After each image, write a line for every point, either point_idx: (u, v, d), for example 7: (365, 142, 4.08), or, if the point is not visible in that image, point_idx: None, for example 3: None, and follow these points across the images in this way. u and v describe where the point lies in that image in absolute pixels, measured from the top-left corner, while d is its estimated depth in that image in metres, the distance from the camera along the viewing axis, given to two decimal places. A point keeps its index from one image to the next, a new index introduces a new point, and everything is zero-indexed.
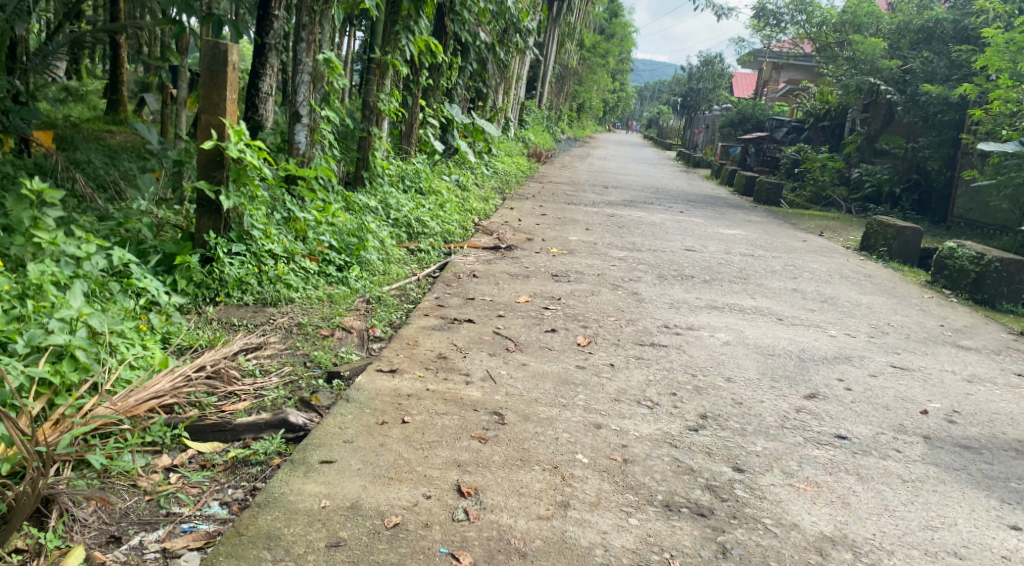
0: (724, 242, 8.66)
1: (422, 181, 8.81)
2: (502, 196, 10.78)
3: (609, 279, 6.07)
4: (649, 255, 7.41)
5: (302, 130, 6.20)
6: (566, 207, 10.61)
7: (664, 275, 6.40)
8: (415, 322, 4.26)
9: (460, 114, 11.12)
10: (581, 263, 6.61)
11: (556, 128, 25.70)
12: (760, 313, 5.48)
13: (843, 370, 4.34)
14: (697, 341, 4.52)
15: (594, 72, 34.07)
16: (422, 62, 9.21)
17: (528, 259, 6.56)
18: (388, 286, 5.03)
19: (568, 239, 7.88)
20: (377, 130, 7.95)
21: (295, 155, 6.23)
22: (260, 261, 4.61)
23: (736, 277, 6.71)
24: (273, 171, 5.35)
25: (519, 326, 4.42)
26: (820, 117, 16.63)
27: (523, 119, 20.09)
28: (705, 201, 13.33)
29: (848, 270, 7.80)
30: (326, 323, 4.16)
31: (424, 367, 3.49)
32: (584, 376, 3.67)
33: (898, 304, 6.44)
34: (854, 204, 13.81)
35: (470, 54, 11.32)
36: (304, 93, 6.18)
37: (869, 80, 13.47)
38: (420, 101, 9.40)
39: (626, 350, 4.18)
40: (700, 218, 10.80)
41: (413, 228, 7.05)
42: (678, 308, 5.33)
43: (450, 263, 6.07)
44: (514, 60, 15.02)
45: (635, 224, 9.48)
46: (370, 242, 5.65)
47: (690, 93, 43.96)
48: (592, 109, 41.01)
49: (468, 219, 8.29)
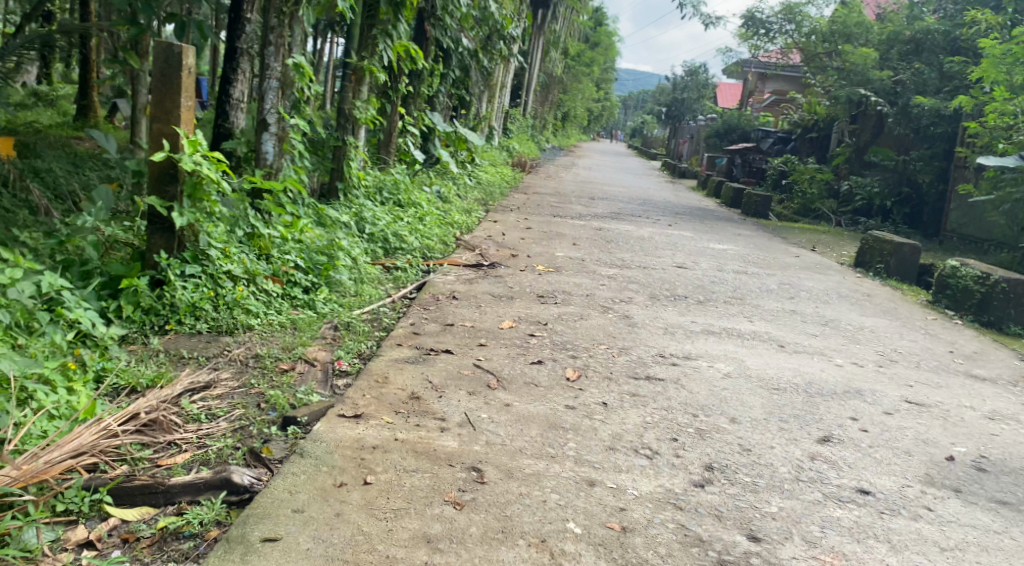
0: (716, 258, 8.31)
1: (401, 192, 8.42)
2: (485, 208, 10.38)
3: (598, 300, 5.69)
4: (639, 272, 7.05)
5: (269, 140, 5.82)
6: (551, 220, 10.23)
7: (655, 296, 6.03)
8: (386, 354, 3.88)
9: (442, 122, 10.76)
10: (568, 282, 6.22)
11: (540, 137, 25.33)
12: (759, 338, 5.11)
13: (855, 407, 3.98)
14: (696, 373, 4.14)
15: (578, 81, 33.79)
16: (402, 69, 8.82)
17: (512, 278, 6.17)
18: (359, 310, 4.67)
19: (554, 255, 7.49)
20: (353, 139, 7.56)
21: (262, 166, 5.85)
22: (217, 283, 4.23)
23: (731, 297, 6.35)
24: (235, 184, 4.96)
25: (502, 358, 4.03)
26: (807, 128, 16.36)
27: (507, 128, 19.72)
28: (694, 214, 13.00)
29: (846, 289, 7.44)
30: (288, 355, 3.79)
31: (394, 409, 3.11)
32: (574, 417, 3.29)
33: (902, 327, 6.09)
34: (843, 217, 13.51)
35: (452, 61, 10.92)
36: (272, 99, 5.80)
37: (858, 91, 13.19)
38: (399, 109, 9.00)
39: (619, 386, 3.79)
40: (689, 232, 10.44)
41: (389, 242, 6.73)
42: (672, 334, 4.96)
43: (429, 283, 5.68)
44: (499, 67, 14.66)
45: (623, 239, 9.12)
46: (341, 260, 5.28)
47: (674, 103, 43.75)
48: (577, 118, 40.71)
49: (449, 232, 7.90)
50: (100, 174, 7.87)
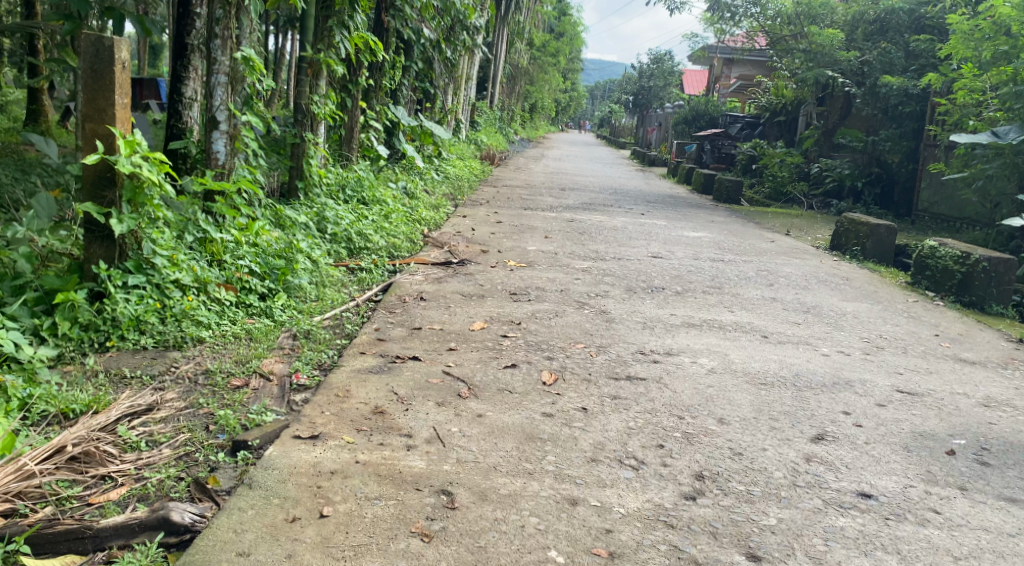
0: (691, 247, 8.09)
1: (365, 190, 8.14)
2: (454, 203, 10.10)
3: (573, 295, 5.44)
4: (614, 264, 6.82)
5: (219, 138, 5.55)
6: (521, 213, 9.97)
7: (632, 289, 5.80)
8: (348, 364, 3.62)
9: (406, 116, 10.47)
10: (540, 278, 5.97)
11: (508, 130, 25.04)
12: (740, 329, 4.88)
13: (846, 399, 3.76)
14: (679, 370, 3.91)
15: (545, 72, 33.54)
16: (360, 62, 8.51)
17: (483, 275, 5.91)
18: (321, 315, 4.43)
19: (525, 250, 7.24)
20: (313, 135, 7.30)
21: (213, 166, 5.56)
22: (164, 294, 3.97)
23: (709, 286, 6.14)
24: (183, 186, 4.69)
25: (473, 364, 3.77)
26: (775, 112, 16.24)
27: (475, 121, 19.44)
28: (666, 202, 12.81)
29: (825, 273, 7.25)
30: (242, 370, 3.54)
31: (355, 425, 2.86)
32: (552, 426, 3.04)
33: (885, 312, 5.85)
34: (815, 200, 13.36)
35: (413, 52, 10.62)
36: (220, 95, 5.51)
37: (825, 73, 13.01)
38: (360, 103, 8.70)
39: (599, 389, 3.54)
40: (663, 221, 10.24)
41: (354, 242, 6.49)
42: (651, 329, 4.72)
43: (395, 284, 5.42)
44: (462, 58, 14.37)
45: (595, 230, 8.88)
46: (300, 263, 5.03)
47: (641, 92, 43.56)
48: (545, 109, 40.46)
49: (416, 229, 7.63)
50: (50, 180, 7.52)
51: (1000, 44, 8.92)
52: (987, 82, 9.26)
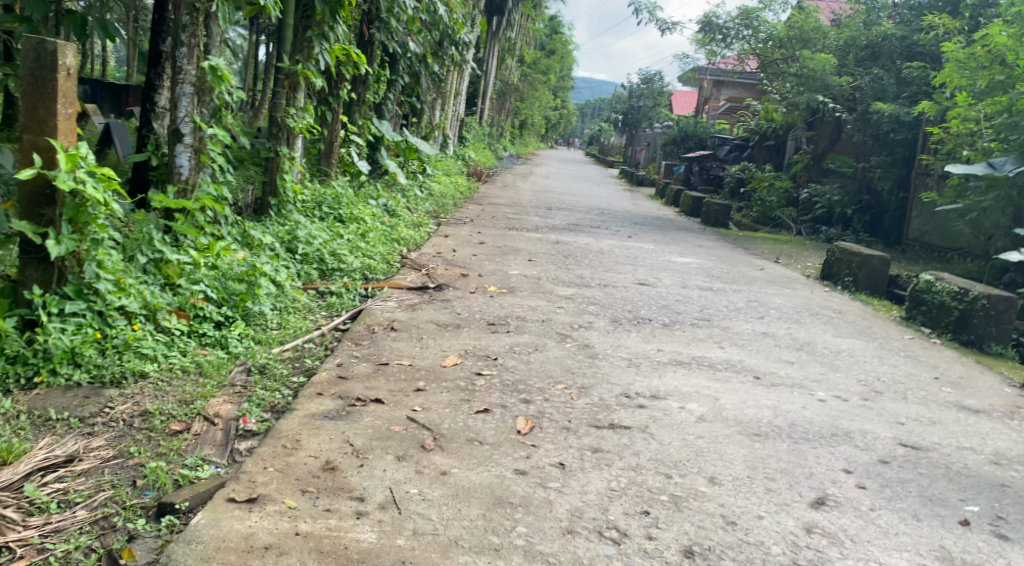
0: (679, 273, 7.81)
1: (342, 207, 7.80)
2: (436, 222, 9.79)
3: (554, 327, 5.13)
4: (599, 291, 6.53)
5: (183, 152, 5.24)
6: (506, 233, 9.68)
7: (616, 320, 5.50)
8: (302, 408, 3.34)
9: (390, 130, 10.18)
10: (520, 306, 5.66)
11: (496, 145, 24.73)
12: (729, 368, 4.51)
13: (846, 455, 3.44)
14: (665, 418, 3.57)
15: (535, 88, 33.31)
16: (341, 74, 8.24)
17: (461, 302, 5.59)
18: (281, 348, 4.18)
19: (507, 274, 6.93)
20: (287, 149, 7.02)
21: (176, 181, 5.25)
22: (106, 322, 3.67)
23: (698, 317, 5.85)
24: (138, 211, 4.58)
25: (443, 409, 3.42)
26: (765, 136, 16.07)
27: (463, 137, 19.16)
28: (655, 224, 12.56)
29: (818, 303, 6.96)
30: (184, 412, 3.30)
31: (302, 484, 2.61)
32: (525, 487, 2.75)
33: (881, 349, 5.49)
34: (804, 225, 13.09)
35: (399, 66, 10.35)
36: (186, 107, 5.25)
37: (817, 98, 12.81)
38: (341, 117, 8.39)
39: (579, 441, 3.21)
40: (651, 244, 9.96)
41: (326, 263, 6.22)
42: (632, 367, 4.37)
43: (365, 311, 5.11)
44: (451, 73, 14.11)
45: (581, 254, 8.59)
46: (263, 287, 4.74)
47: (630, 111, 43.37)
48: (534, 126, 40.21)
49: (393, 250, 7.32)
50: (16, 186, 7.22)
51: (995, 73, 8.70)
52: (981, 112, 8.92)
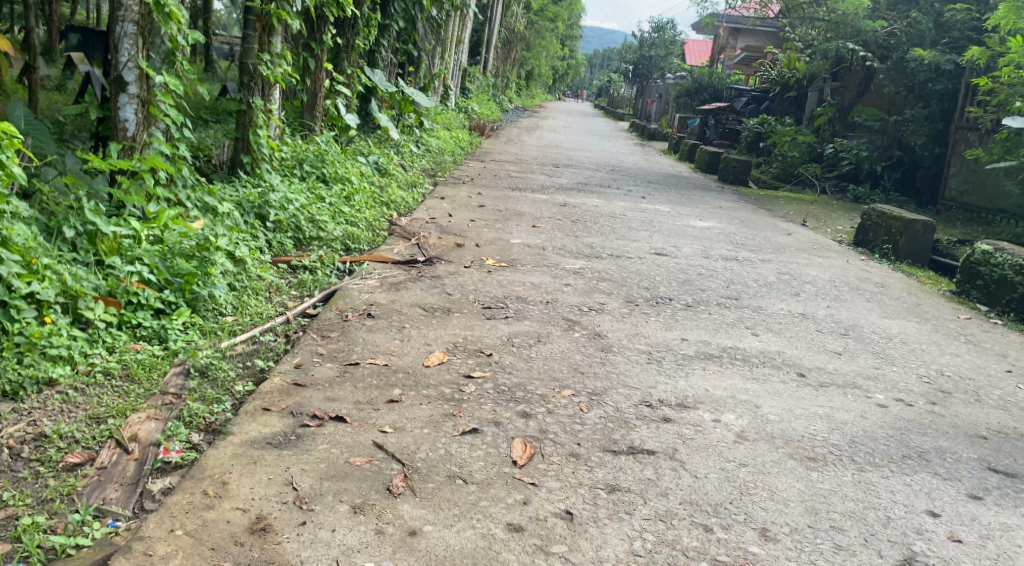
0: (699, 240, 7.09)
1: (327, 165, 7.09)
2: (433, 181, 9.05)
3: (560, 311, 4.43)
4: (610, 263, 5.82)
5: (128, 103, 4.75)
6: (508, 194, 8.93)
7: (632, 301, 4.79)
8: (241, 430, 2.68)
9: (383, 81, 9.43)
10: (521, 283, 4.95)
11: (501, 98, 23.79)
12: (766, 363, 3.78)
13: (927, 486, 2.69)
14: (698, 438, 2.86)
15: (542, 38, 32.15)
16: (323, 16, 7.52)
17: (453, 279, 4.88)
18: (231, 342, 3.51)
19: (508, 243, 6.22)
20: (260, 101, 6.40)
21: (120, 138, 4.76)
22: (8, 314, 3.13)
23: (725, 295, 5.14)
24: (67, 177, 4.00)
25: (419, 431, 2.74)
26: (786, 87, 15.27)
27: (466, 89, 18.34)
28: (669, 183, 11.78)
29: (857, 273, 6.21)
30: (92, 436, 2.68)
31: (219, 557, 2.04)
32: (519, 555, 2.13)
33: (936, 332, 4.71)
34: (828, 183, 12.27)
35: (391, 10, 9.55)
36: (128, 49, 4.70)
37: (847, 45, 11.93)
38: (325, 65, 7.67)
39: (591, 474, 2.53)
40: (666, 206, 9.21)
41: (303, 232, 5.56)
42: (651, 364, 3.65)
43: (341, 291, 4.43)
44: (453, 19, 13.28)
45: (590, 219, 7.85)
46: (216, 266, 4.11)
47: (640, 62, 42.01)
48: (540, 76, 38.93)
49: (381, 214, 6.61)
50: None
51: None
52: None
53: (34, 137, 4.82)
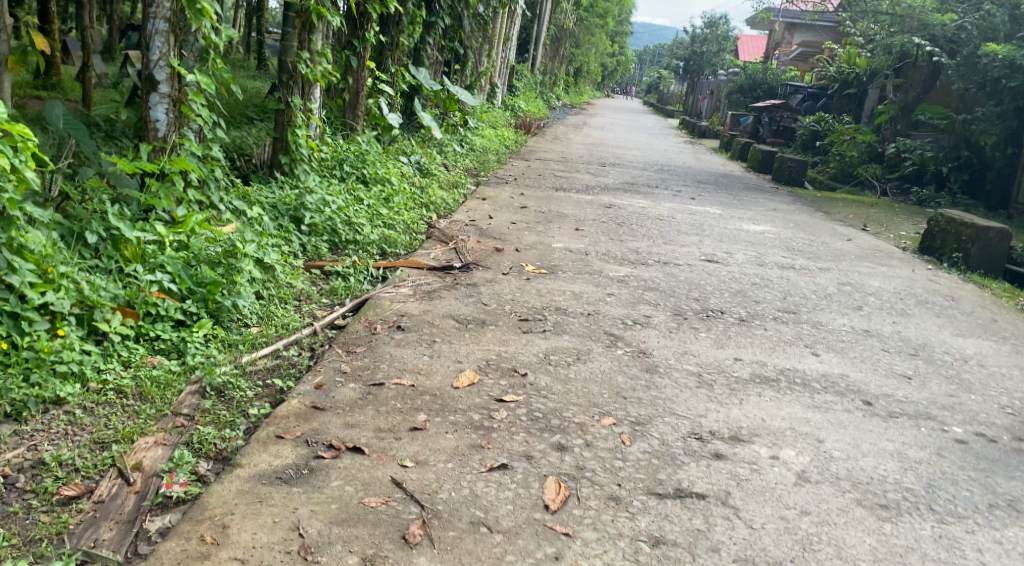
0: (753, 246, 6.74)
1: (367, 165, 6.91)
2: (475, 181, 8.82)
3: (602, 324, 4.15)
4: (658, 271, 5.52)
5: (159, 103, 4.57)
6: (551, 195, 8.65)
7: (680, 314, 4.49)
8: (251, 461, 2.47)
9: (428, 79, 9.24)
10: (561, 293, 4.68)
11: (549, 95, 23.50)
12: (827, 388, 3.46)
13: (1018, 544, 2.37)
14: (753, 479, 2.58)
15: (592, 34, 31.69)
16: (366, 13, 7.34)
17: (490, 288, 4.64)
18: (252, 356, 3.31)
19: (549, 248, 5.95)
20: (299, 100, 6.24)
21: (151, 139, 4.59)
22: (18, 327, 2.92)
23: (781, 308, 4.81)
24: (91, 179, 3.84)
25: (442, 465, 2.50)
26: (845, 83, 14.75)
27: (513, 86, 18.11)
28: (720, 183, 11.39)
29: (924, 284, 5.82)
30: (93, 463, 2.48)
31: None
32: None
33: (1015, 352, 4.34)
34: (889, 184, 11.75)
35: (437, 7, 9.35)
36: (160, 47, 4.51)
37: (913, 39, 11.40)
38: (367, 63, 7.51)
39: (633, 525, 2.27)
40: (717, 208, 8.86)
41: (339, 235, 5.37)
42: (700, 388, 3.36)
43: (373, 300, 4.22)
44: (501, 15, 13.06)
45: (637, 221, 7.54)
46: (243, 273, 3.91)
47: (692, 58, 41.32)
48: (589, 72, 38.51)
49: (419, 217, 6.40)
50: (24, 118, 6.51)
51: None
52: None
53: (68, 137, 4.70)
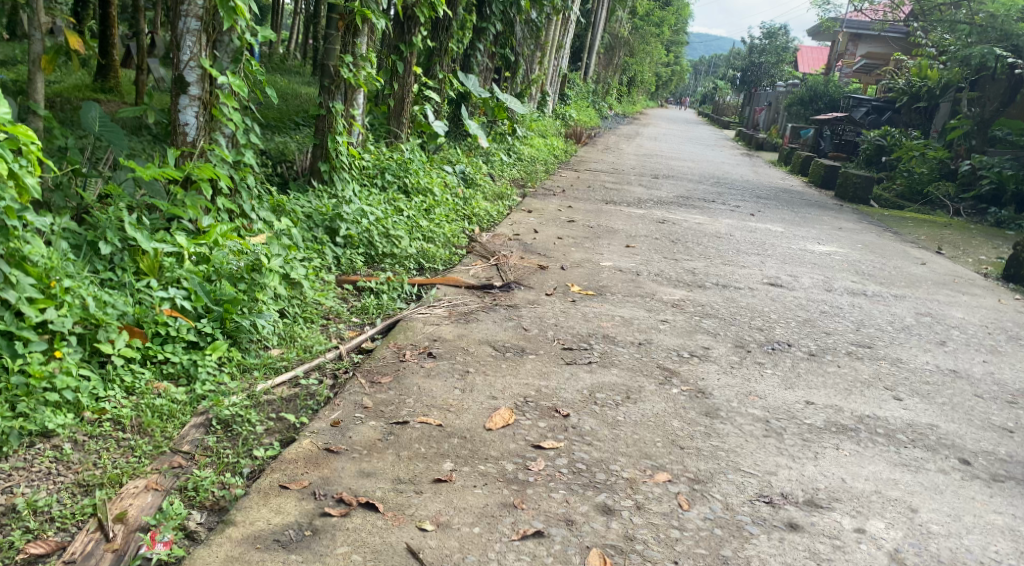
0: (818, 268, 6.29)
1: (409, 174, 6.63)
2: (522, 192, 8.48)
3: (655, 355, 3.78)
4: (715, 295, 5.11)
5: (188, 107, 4.26)
6: (601, 208, 8.28)
7: (741, 346, 4.07)
8: (248, 518, 2.18)
9: (477, 86, 8.94)
10: (610, 318, 4.31)
11: (601, 104, 23.09)
12: (916, 442, 3.06)
13: None
14: (837, 560, 2.25)
15: (646, 43, 31.16)
16: (414, 17, 7.10)
17: (532, 310, 4.29)
18: (266, 385, 2.98)
19: (598, 266, 5.59)
20: (339, 105, 5.97)
21: (180, 143, 4.30)
22: (12, 347, 2.62)
23: (854, 342, 4.38)
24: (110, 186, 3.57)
25: (468, 530, 2.19)
26: (916, 97, 14.15)
27: (564, 95, 17.76)
28: (780, 199, 10.88)
29: (1011, 317, 5.33)
30: (70, 513, 2.21)
31: None
32: None
33: None
34: (963, 204, 11.14)
35: (489, 12, 9.04)
36: (191, 47, 4.21)
37: (993, 49, 10.84)
38: (414, 68, 7.24)
39: None
40: (779, 226, 8.39)
41: (375, 248, 5.10)
42: (767, 437, 2.97)
43: (406, 321, 3.90)
44: (554, 22, 12.77)
45: (693, 239, 7.12)
46: (266, 290, 3.59)
47: (749, 69, 40.52)
48: (642, 82, 37.98)
49: (461, 229, 6.10)
50: (64, 120, 6.36)
51: None
52: None
53: (105, 139, 4.48)
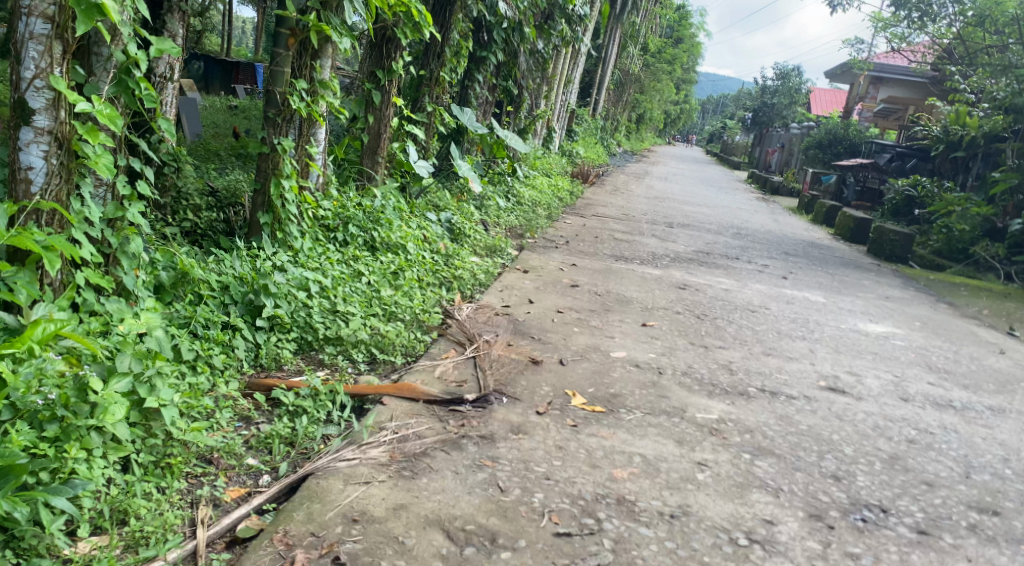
0: (883, 362, 5.03)
1: (378, 227, 5.35)
2: (518, 244, 7.24)
3: (696, 542, 2.55)
4: (762, 409, 3.82)
5: (33, 145, 2.97)
6: (610, 267, 7.01)
7: (817, 516, 2.79)
8: None
9: (470, 119, 7.69)
10: (626, 462, 2.97)
11: (609, 141, 21.85)
12: None
13: None
14: None
15: (658, 81, 29.92)
16: (394, 38, 5.90)
17: (516, 445, 2.99)
18: None
19: (608, 359, 4.30)
20: (289, 140, 4.68)
21: (20, 195, 3.00)
22: None
23: (972, 505, 3.06)
24: None
25: None
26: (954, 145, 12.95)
27: (571, 131, 16.55)
28: (811, 256, 9.61)
29: None
30: None
31: None
32: None
33: None
34: (1016, 267, 9.90)
35: (487, 38, 7.82)
36: (35, 59, 2.91)
37: None
38: (394, 99, 6.01)
39: None
40: (819, 295, 7.11)
41: (312, 332, 3.82)
42: None
43: (324, 470, 2.62)
44: (563, 53, 11.61)
45: (722, 314, 5.82)
46: (92, 443, 2.32)
47: (761, 108, 39.24)
48: (652, 119, 36.71)
49: (436, 300, 4.82)
50: None
51: None
52: None
53: None
